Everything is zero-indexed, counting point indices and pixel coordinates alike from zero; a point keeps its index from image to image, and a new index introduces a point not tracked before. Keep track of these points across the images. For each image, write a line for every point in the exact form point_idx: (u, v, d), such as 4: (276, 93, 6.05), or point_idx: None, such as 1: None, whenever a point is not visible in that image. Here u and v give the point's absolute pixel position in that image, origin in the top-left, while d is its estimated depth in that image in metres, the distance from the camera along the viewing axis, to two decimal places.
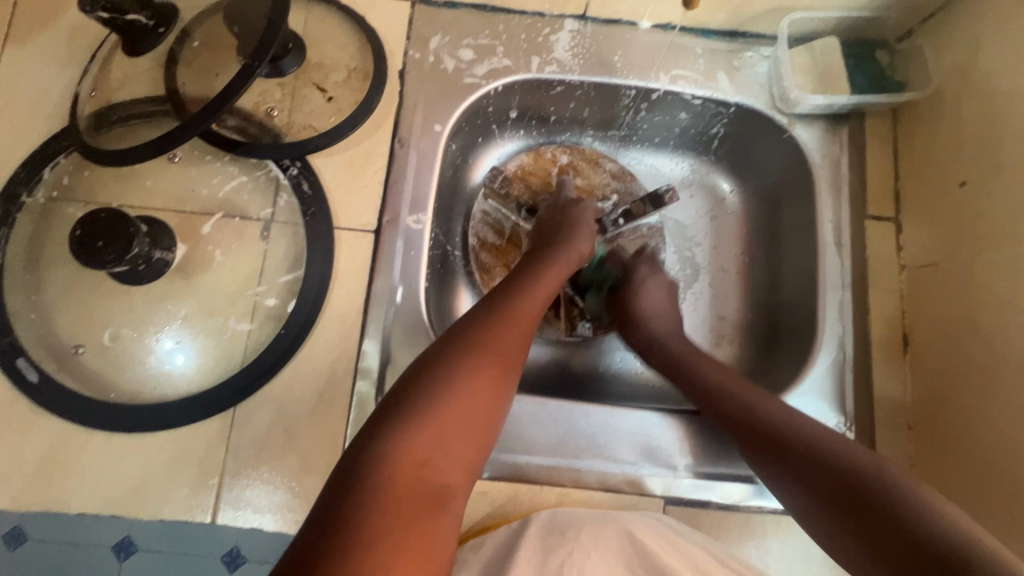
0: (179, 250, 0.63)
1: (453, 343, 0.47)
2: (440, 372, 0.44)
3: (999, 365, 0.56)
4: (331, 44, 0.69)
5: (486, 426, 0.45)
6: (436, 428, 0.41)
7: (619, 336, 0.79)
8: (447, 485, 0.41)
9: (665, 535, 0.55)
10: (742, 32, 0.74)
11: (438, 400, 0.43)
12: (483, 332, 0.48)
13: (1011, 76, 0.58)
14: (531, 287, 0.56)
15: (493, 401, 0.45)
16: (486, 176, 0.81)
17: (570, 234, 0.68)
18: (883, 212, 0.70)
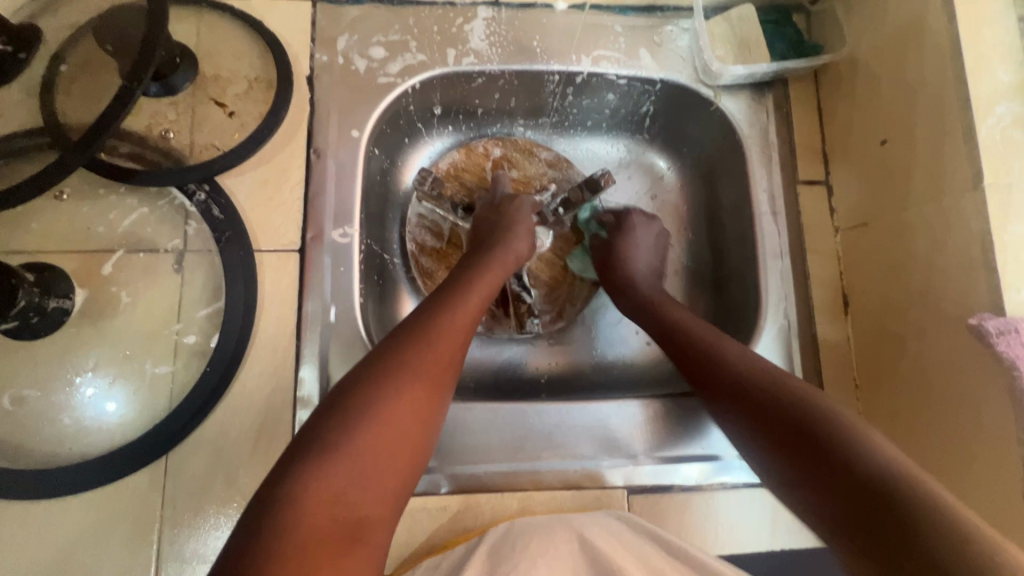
0: (80, 296, 0.58)
1: (370, 371, 0.47)
2: (354, 405, 0.44)
3: (931, 318, 0.56)
4: (230, 55, 0.64)
5: (409, 452, 0.45)
6: (352, 461, 0.42)
7: (573, 326, 0.77)
8: (366, 516, 0.41)
9: (623, 534, 0.54)
10: (660, 7, 0.72)
11: (351, 434, 0.43)
12: (402, 356, 0.48)
13: (918, 28, 0.58)
14: (459, 297, 0.55)
15: (414, 426, 0.46)
16: (416, 179, 0.73)
17: (504, 234, 0.66)
18: (814, 176, 0.70)
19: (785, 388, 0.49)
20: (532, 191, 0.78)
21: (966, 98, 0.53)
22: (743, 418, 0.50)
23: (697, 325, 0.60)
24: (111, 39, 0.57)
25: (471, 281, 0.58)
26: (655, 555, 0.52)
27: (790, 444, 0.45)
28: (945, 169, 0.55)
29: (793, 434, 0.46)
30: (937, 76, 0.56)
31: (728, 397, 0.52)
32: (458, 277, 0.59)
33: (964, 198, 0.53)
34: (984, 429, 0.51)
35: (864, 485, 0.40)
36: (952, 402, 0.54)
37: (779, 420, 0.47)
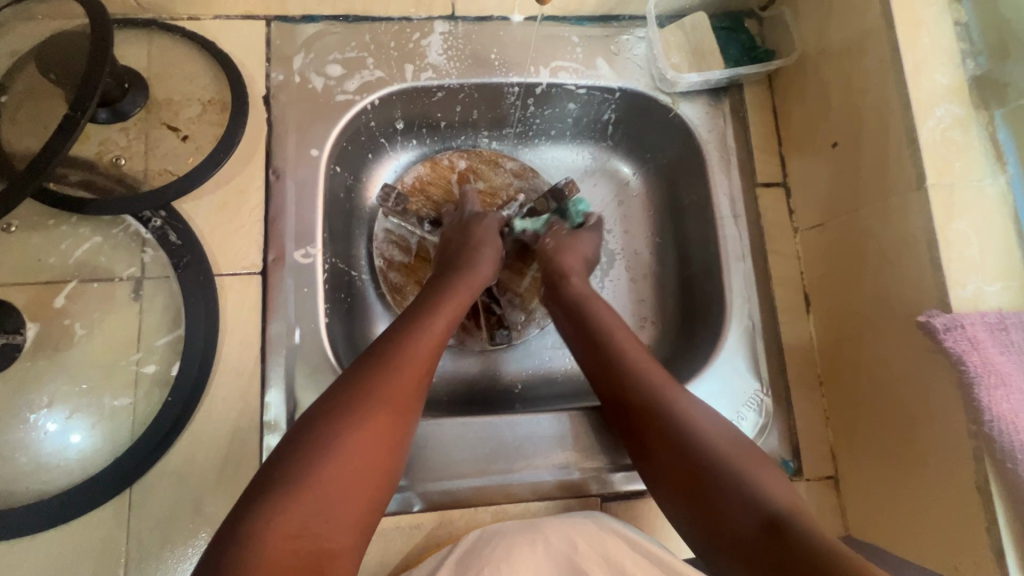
0: (31, 330, 0.57)
1: (334, 401, 0.47)
2: (317, 436, 0.45)
3: (885, 314, 0.58)
4: (182, 77, 0.63)
5: (372, 480, 0.45)
6: (316, 494, 0.42)
7: (544, 335, 0.77)
8: (329, 547, 0.42)
9: (595, 534, 0.55)
10: (615, 17, 0.73)
11: (314, 467, 0.43)
12: (366, 384, 0.48)
13: (861, 33, 0.59)
14: (423, 321, 0.56)
15: (379, 454, 0.46)
16: (379, 195, 0.72)
17: (469, 257, 0.66)
18: (772, 178, 0.72)
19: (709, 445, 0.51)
20: (499, 203, 0.78)
21: (907, 101, 0.54)
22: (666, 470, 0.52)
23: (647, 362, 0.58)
24: (50, 65, 0.55)
25: (437, 304, 0.59)
26: (619, 551, 0.53)
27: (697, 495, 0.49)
28: (892, 169, 0.56)
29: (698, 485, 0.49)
30: (879, 80, 0.57)
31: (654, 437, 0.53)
32: (424, 300, 0.60)
33: (909, 198, 0.54)
34: (937, 422, 0.52)
35: (771, 526, 0.45)
36: (907, 399, 0.55)
37: (690, 475, 0.50)
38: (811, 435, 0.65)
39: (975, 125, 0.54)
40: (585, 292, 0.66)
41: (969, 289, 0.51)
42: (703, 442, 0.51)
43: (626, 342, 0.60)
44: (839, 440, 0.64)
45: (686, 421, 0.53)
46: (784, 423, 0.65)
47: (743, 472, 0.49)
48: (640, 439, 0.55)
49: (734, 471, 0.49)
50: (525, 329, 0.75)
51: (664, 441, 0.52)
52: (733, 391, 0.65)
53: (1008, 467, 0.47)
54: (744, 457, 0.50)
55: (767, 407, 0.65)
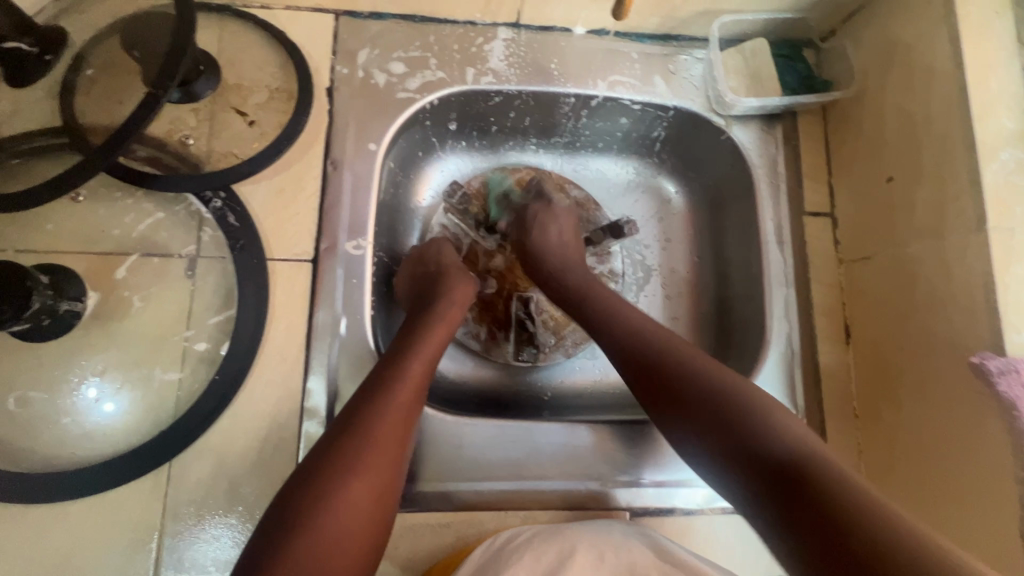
0: (92, 298, 0.57)
1: (311, 467, 0.45)
2: (299, 509, 0.42)
3: (934, 354, 0.57)
4: (251, 64, 0.65)
5: (364, 540, 0.44)
6: (306, 570, 0.40)
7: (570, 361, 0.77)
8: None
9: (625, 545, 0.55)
10: (675, 36, 0.74)
11: (301, 541, 0.41)
12: (344, 441, 0.46)
13: (928, 72, 0.59)
14: (401, 365, 0.53)
15: (368, 512, 0.44)
16: (446, 190, 0.75)
17: (449, 293, 0.63)
18: (820, 207, 0.72)
19: (737, 403, 0.49)
20: None
21: (972, 143, 0.55)
22: (701, 439, 0.49)
23: (642, 326, 0.58)
24: (134, 41, 0.56)
25: (416, 345, 0.56)
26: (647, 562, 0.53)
27: (730, 444, 0.47)
28: (950, 209, 0.56)
29: (731, 439, 0.47)
30: (944, 119, 0.57)
31: (681, 411, 0.51)
32: (404, 339, 0.57)
33: (968, 239, 0.54)
34: (984, 467, 0.52)
35: (790, 469, 0.43)
36: (954, 440, 0.55)
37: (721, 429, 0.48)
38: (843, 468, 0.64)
39: None
40: (583, 283, 0.65)
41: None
42: (722, 394, 0.49)
43: (630, 314, 0.59)
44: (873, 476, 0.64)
45: (710, 377, 0.51)
46: None
47: (767, 418, 0.47)
48: (665, 404, 0.53)
49: (758, 417, 0.47)
50: (551, 356, 0.76)
51: (683, 397, 0.51)
52: None
53: None
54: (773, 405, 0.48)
55: None
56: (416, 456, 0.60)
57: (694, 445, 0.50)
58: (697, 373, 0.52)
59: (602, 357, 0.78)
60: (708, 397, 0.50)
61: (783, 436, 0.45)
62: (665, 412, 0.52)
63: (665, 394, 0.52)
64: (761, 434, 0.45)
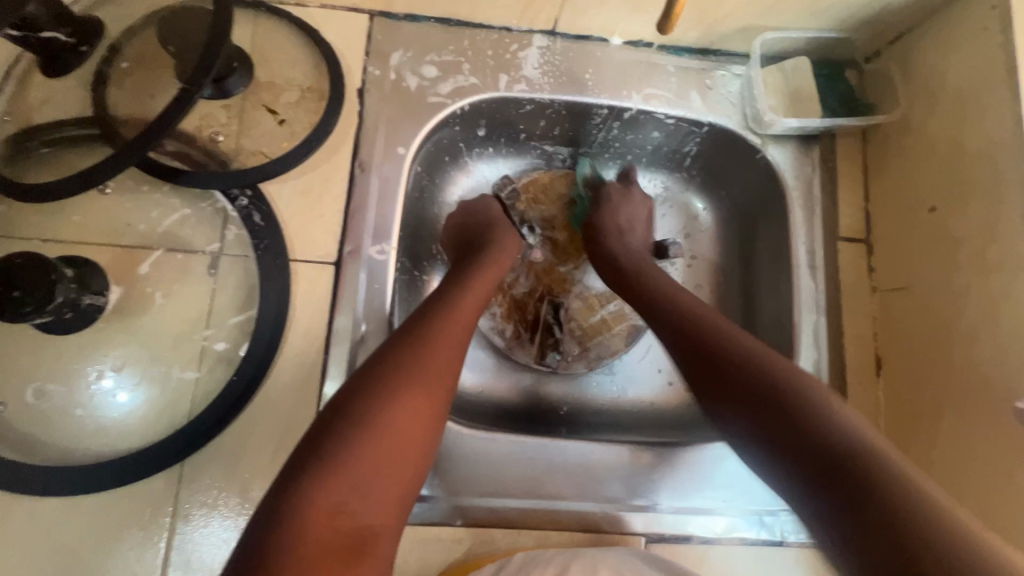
0: (114, 293, 0.57)
1: (366, 379, 0.46)
2: (353, 413, 0.44)
3: (974, 394, 0.55)
4: (283, 62, 0.64)
5: (412, 455, 0.45)
6: (357, 470, 0.42)
7: (590, 375, 0.75)
8: (368, 526, 0.41)
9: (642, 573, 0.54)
10: (714, 50, 0.72)
11: (354, 443, 0.43)
12: (398, 365, 0.47)
13: (981, 100, 0.57)
14: (455, 301, 0.55)
15: (416, 431, 0.45)
16: (495, 184, 0.77)
17: (499, 240, 0.65)
18: (855, 233, 0.69)
19: (794, 384, 0.46)
20: None
21: None
22: (744, 414, 0.47)
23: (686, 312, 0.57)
24: (169, 36, 0.56)
25: (467, 284, 0.57)
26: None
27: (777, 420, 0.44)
28: (998, 244, 0.54)
29: (780, 416, 0.45)
30: (996, 151, 0.55)
31: (723, 386, 0.49)
32: (456, 278, 0.59)
33: (1017, 278, 0.52)
34: (1023, 517, 0.50)
35: (845, 462, 0.39)
36: (990, 484, 0.53)
37: (772, 408, 0.45)
38: None
39: None
40: (639, 265, 0.64)
41: None
42: (781, 378, 0.47)
43: (677, 296, 0.58)
44: None
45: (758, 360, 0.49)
46: None
47: (821, 405, 0.44)
48: (710, 379, 0.51)
49: (806, 404, 0.44)
50: (573, 365, 0.74)
51: (733, 371, 0.49)
52: None
53: None
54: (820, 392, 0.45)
55: None
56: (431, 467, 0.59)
57: (734, 420, 0.48)
58: (753, 358, 0.49)
59: (621, 374, 0.76)
60: (752, 379, 0.48)
61: (841, 422, 0.42)
62: (707, 387, 0.51)
63: (717, 376, 0.50)
64: (813, 411, 0.43)
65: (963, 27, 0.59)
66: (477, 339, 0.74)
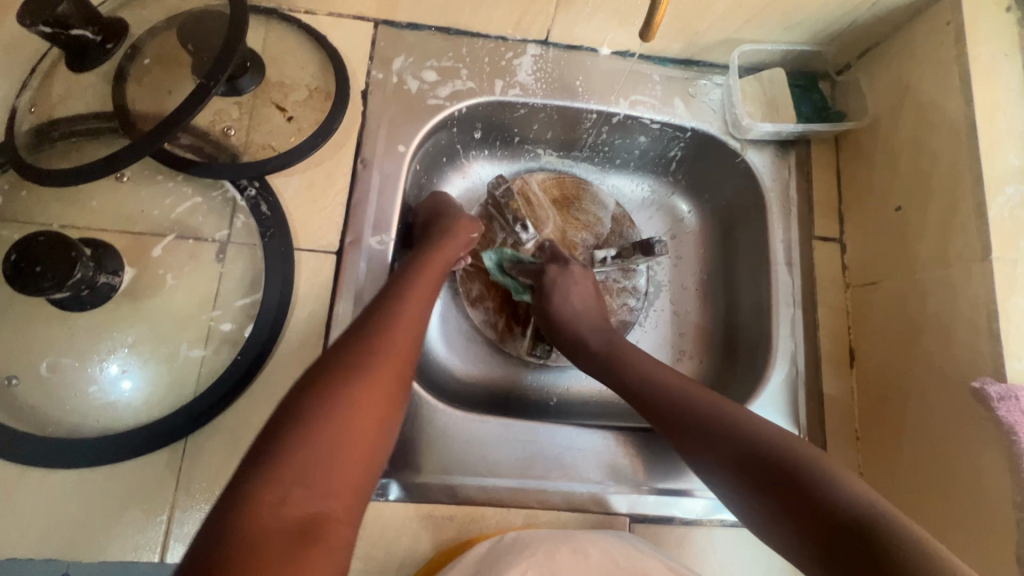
0: (127, 274, 0.59)
1: (314, 377, 0.46)
2: (300, 415, 0.42)
3: (937, 379, 0.59)
4: (292, 63, 0.68)
5: (369, 442, 0.44)
6: (307, 457, 0.40)
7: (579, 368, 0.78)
8: (320, 515, 0.39)
9: (628, 552, 0.57)
10: (696, 61, 0.77)
11: (303, 430, 0.42)
12: (348, 355, 0.47)
13: (940, 107, 0.62)
14: (401, 301, 0.55)
15: (370, 420, 0.45)
16: (491, 183, 0.79)
17: (447, 244, 0.66)
18: (829, 233, 0.74)
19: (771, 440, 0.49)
20: (585, 234, 0.82)
21: (979, 177, 0.57)
22: (723, 466, 0.50)
23: (656, 367, 0.61)
24: (189, 38, 0.60)
25: (416, 286, 0.58)
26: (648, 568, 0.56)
27: (766, 480, 0.47)
28: (955, 240, 0.58)
29: (756, 464, 0.48)
30: (953, 154, 0.59)
31: (707, 448, 0.52)
32: (404, 276, 0.59)
33: (972, 269, 0.56)
34: (982, 496, 0.53)
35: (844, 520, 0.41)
36: (951, 464, 0.56)
37: (758, 469, 0.48)
38: None
39: None
40: (606, 342, 0.66)
41: None
42: (759, 437, 0.49)
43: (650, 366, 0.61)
44: None
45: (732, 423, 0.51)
46: None
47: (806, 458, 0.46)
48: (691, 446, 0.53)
49: (789, 454, 0.47)
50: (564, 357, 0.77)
51: (708, 438, 0.52)
52: None
53: None
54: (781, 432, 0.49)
55: None
56: (425, 445, 0.62)
57: (725, 484, 0.50)
58: (729, 420, 0.52)
59: None
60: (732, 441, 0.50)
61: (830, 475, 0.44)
62: (690, 449, 0.53)
63: (689, 436, 0.53)
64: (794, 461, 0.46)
65: (922, 42, 0.64)
66: (470, 331, 0.77)
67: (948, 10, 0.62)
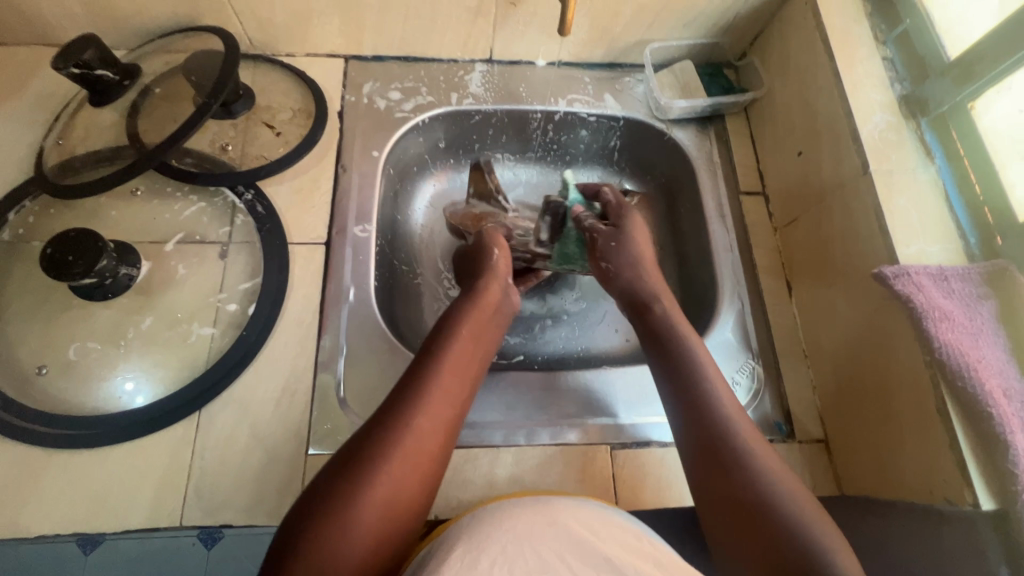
0: (144, 267, 0.68)
1: (383, 409, 0.53)
2: (397, 416, 0.52)
3: (853, 282, 0.67)
4: (277, 92, 0.80)
5: (421, 471, 0.51)
6: (366, 483, 0.48)
7: (556, 336, 0.88)
8: (365, 536, 0.46)
9: (599, 523, 0.50)
10: (619, 64, 0.91)
11: (371, 453, 0.49)
12: (412, 391, 0.54)
13: (813, 67, 0.75)
14: (459, 333, 0.62)
15: (426, 455, 0.51)
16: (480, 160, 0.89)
17: (498, 265, 0.73)
18: (753, 188, 0.85)
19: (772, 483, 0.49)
20: None
21: (850, 112, 0.69)
22: (706, 476, 0.52)
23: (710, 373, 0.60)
24: (189, 74, 0.72)
25: (466, 326, 0.63)
26: (633, 549, 0.48)
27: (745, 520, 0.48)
28: (844, 165, 0.69)
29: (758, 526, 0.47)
30: (828, 99, 0.72)
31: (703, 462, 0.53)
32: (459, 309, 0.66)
33: (860, 185, 0.67)
34: (900, 365, 0.61)
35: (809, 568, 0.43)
36: (874, 349, 0.64)
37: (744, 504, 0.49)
38: (801, 401, 0.73)
39: (906, 129, 0.68)
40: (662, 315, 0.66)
41: (913, 248, 0.61)
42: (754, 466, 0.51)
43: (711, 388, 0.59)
44: (828, 406, 0.71)
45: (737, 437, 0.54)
46: (773, 389, 0.74)
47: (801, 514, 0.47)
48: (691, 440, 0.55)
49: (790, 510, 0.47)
50: (556, 328, 0.88)
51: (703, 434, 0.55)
52: (725, 365, 0.74)
53: (961, 388, 0.54)
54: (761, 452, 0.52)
55: (758, 375, 0.74)
56: None
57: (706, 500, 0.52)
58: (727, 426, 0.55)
59: (583, 336, 0.88)
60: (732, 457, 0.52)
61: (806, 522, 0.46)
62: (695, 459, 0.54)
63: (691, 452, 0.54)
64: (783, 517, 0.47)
65: (792, 21, 0.79)
66: None
67: None
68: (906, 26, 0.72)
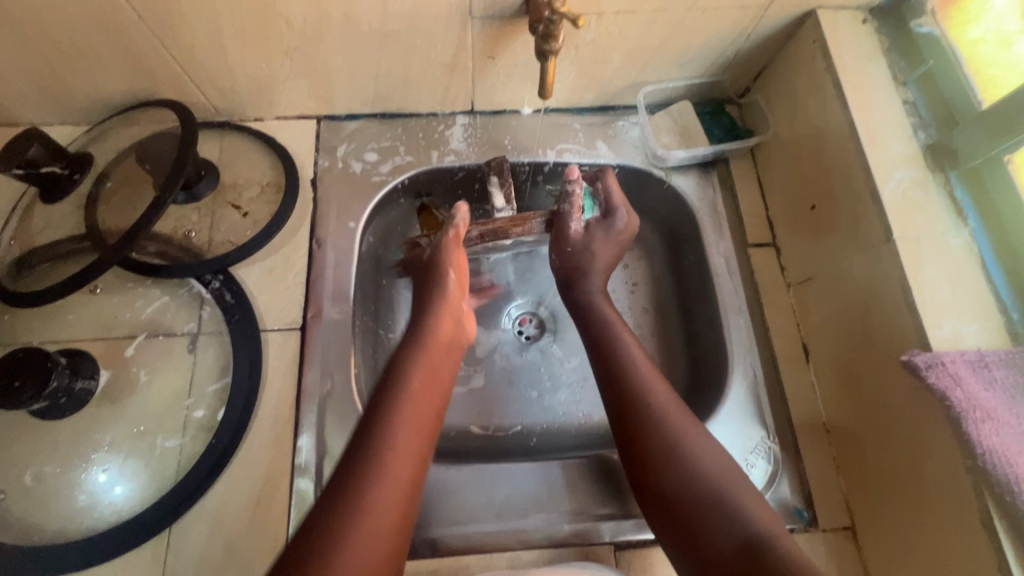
0: (104, 376, 0.64)
1: (355, 443, 0.52)
2: (344, 503, 0.46)
3: (879, 357, 0.61)
4: (244, 165, 0.76)
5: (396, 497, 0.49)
6: (339, 517, 0.46)
7: (555, 402, 0.81)
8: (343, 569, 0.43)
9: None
10: (611, 106, 0.84)
11: (342, 490, 0.48)
12: (377, 421, 0.53)
13: (824, 112, 0.68)
14: (421, 355, 0.61)
15: (400, 481, 0.50)
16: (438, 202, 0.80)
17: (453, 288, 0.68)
18: (762, 239, 0.78)
19: (723, 489, 0.51)
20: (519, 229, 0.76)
21: (868, 167, 0.62)
22: (668, 482, 0.54)
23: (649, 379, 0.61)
24: (147, 157, 0.67)
25: (426, 350, 0.61)
26: None
27: (698, 519, 0.51)
28: (864, 226, 0.62)
29: (714, 521, 0.50)
30: (843, 149, 0.65)
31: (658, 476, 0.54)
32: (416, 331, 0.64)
33: (883, 251, 0.60)
34: (935, 461, 0.54)
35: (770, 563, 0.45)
36: (907, 438, 0.57)
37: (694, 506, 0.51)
38: (824, 485, 0.66)
39: (933, 185, 0.61)
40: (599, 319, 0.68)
41: (946, 330, 0.55)
42: (702, 471, 0.53)
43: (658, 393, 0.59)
44: (851, 491, 0.65)
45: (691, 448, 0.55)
46: (794, 471, 0.66)
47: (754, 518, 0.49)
48: (640, 449, 0.56)
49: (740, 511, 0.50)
50: (555, 392, 0.81)
51: (649, 443, 0.56)
52: (741, 444, 0.67)
53: (1010, 501, 0.48)
54: (708, 456, 0.54)
55: (775, 455, 0.67)
56: None
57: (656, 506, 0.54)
58: (674, 434, 0.56)
59: (585, 400, 0.81)
60: (690, 472, 0.53)
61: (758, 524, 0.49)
62: (639, 466, 0.56)
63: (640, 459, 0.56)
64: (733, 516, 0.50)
65: (800, 57, 0.71)
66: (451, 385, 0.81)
67: (811, 30, 0.69)
68: (929, 67, 0.64)
